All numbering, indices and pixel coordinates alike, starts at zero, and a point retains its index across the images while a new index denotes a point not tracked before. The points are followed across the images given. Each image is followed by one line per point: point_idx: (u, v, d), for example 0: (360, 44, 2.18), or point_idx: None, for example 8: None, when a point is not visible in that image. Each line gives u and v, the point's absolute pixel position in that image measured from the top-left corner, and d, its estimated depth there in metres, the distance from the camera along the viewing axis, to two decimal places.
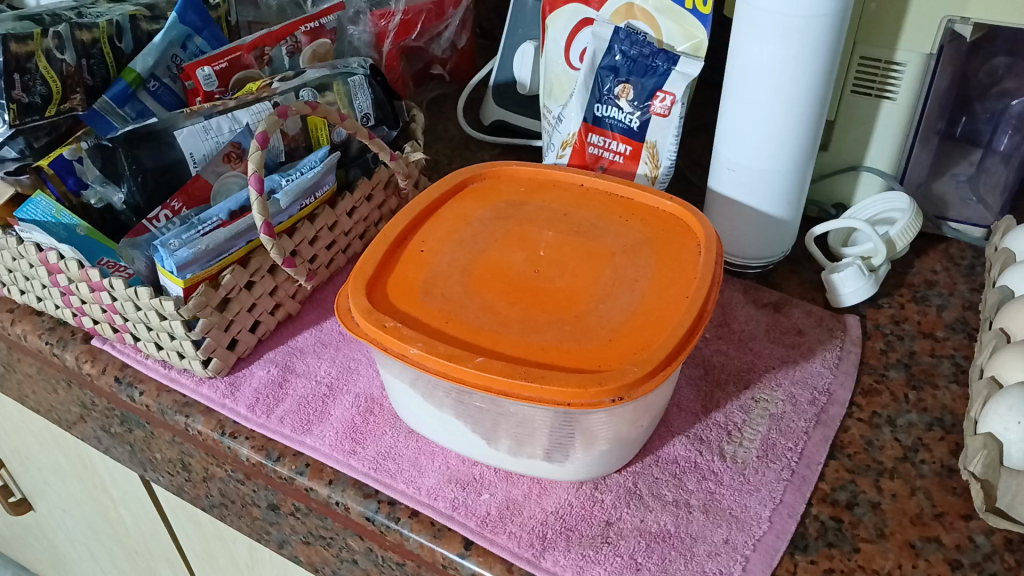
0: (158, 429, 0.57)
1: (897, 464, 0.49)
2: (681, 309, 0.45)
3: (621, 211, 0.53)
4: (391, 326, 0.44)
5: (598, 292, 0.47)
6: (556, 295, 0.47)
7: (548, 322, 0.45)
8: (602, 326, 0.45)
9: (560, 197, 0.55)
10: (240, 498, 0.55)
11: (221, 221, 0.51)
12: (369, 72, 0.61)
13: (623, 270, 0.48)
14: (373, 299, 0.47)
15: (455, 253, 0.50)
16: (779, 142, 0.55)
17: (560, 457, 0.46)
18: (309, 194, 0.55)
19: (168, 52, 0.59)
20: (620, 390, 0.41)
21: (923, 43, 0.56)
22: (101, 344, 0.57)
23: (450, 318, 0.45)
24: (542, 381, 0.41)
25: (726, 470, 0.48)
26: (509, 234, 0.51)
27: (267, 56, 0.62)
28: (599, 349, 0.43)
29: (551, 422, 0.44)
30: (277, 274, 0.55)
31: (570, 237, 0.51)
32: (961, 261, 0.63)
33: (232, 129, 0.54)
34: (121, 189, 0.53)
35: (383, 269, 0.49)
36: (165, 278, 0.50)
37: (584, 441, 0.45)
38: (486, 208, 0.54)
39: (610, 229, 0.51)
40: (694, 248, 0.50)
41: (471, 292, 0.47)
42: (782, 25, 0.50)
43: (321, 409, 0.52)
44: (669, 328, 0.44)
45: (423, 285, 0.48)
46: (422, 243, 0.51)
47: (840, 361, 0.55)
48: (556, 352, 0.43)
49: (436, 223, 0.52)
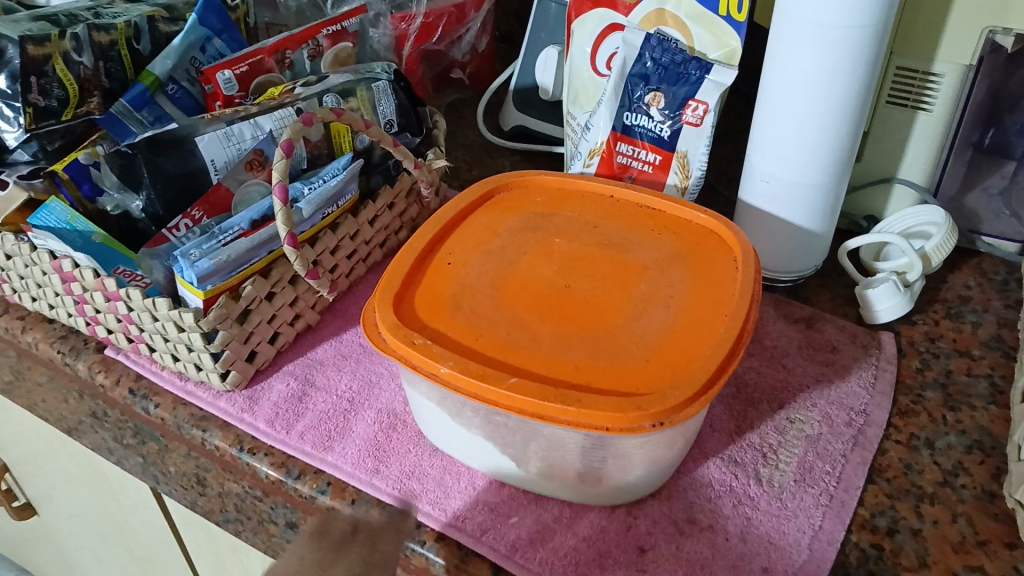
0: (173, 442, 0.55)
1: (936, 488, 0.48)
2: (721, 327, 0.44)
3: (653, 224, 0.51)
4: (420, 343, 0.43)
5: (632, 307, 0.45)
6: (590, 310, 0.45)
7: (582, 339, 0.43)
8: (638, 345, 0.43)
9: (589, 207, 0.53)
10: (257, 514, 0.54)
11: (243, 230, 0.49)
12: (393, 77, 0.59)
13: (657, 285, 0.47)
14: (400, 313, 0.45)
15: (483, 266, 0.48)
16: (815, 155, 0.53)
17: (590, 479, 0.45)
18: (332, 203, 0.54)
19: (186, 54, 0.57)
20: (662, 414, 0.39)
21: (962, 55, 0.55)
22: (115, 354, 0.56)
23: (480, 334, 0.44)
24: (579, 403, 0.39)
25: (762, 495, 0.47)
26: (538, 247, 0.50)
27: (288, 60, 0.60)
28: (636, 370, 0.42)
29: (583, 445, 0.43)
30: (298, 285, 0.54)
31: (601, 250, 0.49)
32: (995, 276, 0.62)
33: (254, 136, 0.53)
34: (140, 196, 0.51)
35: (409, 281, 0.48)
36: (184, 289, 0.48)
37: (615, 465, 0.44)
38: (513, 218, 0.52)
39: (641, 242, 0.50)
40: (731, 263, 0.48)
41: (501, 307, 0.46)
42: (822, 36, 0.48)
43: (341, 425, 0.51)
44: (708, 349, 0.42)
45: (451, 298, 0.46)
46: (449, 254, 0.49)
47: (876, 380, 0.53)
48: (592, 371, 0.42)
49: (463, 234, 0.51)
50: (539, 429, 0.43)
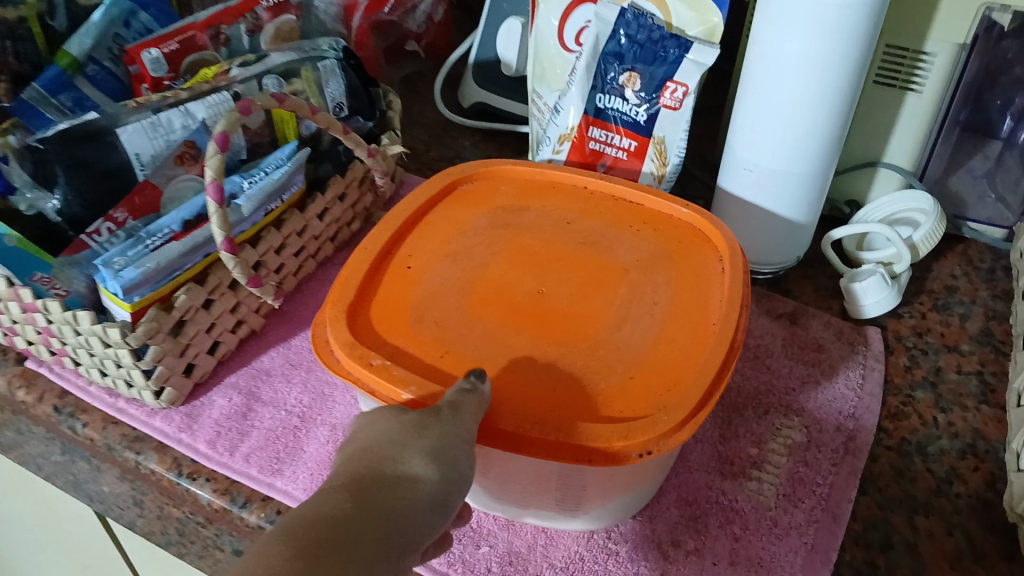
0: (105, 463, 0.50)
1: (931, 498, 0.45)
2: (710, 339, 0.40)
3: (632, 219, 0.47)
4: (379, 364, 0.38)
5: (612, 317, 0.41)
6: (566, 320, 0.41)
7: (559, 355, 0.39)
8: (620, 361, 0.39)
9: (561, 200, 0.49)
10: (201, 540, 0.49)
11: (173, 233, 0.44)
12: (341, 55, 0.54)
13: (639, 290, 0.43)
14: (356, 328, 0.41)
15: (447, 270, 0.44)
16: (802, 142, 0.50)
17: (569, 508, 0.41)
18: (275, 198, 0.48)
19: (108, 31, 0.52)
20: (650, 443, 0.36)
21: (957, 33, 0.52)
22: (37, 367, 0.51)
23: (445, 349, 0.40)
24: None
25: (750, 512, 0.44)
26: (507, 247, 0.45)
27: (223, 36, 0.54)
28: (619, 390, 0.38)
29: (560, 478, 0.38)
30: (239, 290, 0.49)
31: (577, 250, 0.45)
32: (981, 264, 0.60)
33: (185, 125, 0.47)
34: (55, 194, 0.45)
35: (365, 289, 0.43)
36: (109, 301, 0.43)
37: (597, 495, 0.40)
38: (479, 214, 0.48)
39: (620, 241, 0.46)
40: (717, 263, 0.44)
41: (468, 318, 0.41)
42: (814, 15, 0.44)
43: (291, 445, 0.46)
44: (696, 364, 0.39)
45: (412, 308, 0.42)
46: (409, 257, 0.45)
47: (864, 381, 0.51)
48: (570, 393, 0.38)
49: (424, 233, 0.46)
50: (510, 465, 0.38)
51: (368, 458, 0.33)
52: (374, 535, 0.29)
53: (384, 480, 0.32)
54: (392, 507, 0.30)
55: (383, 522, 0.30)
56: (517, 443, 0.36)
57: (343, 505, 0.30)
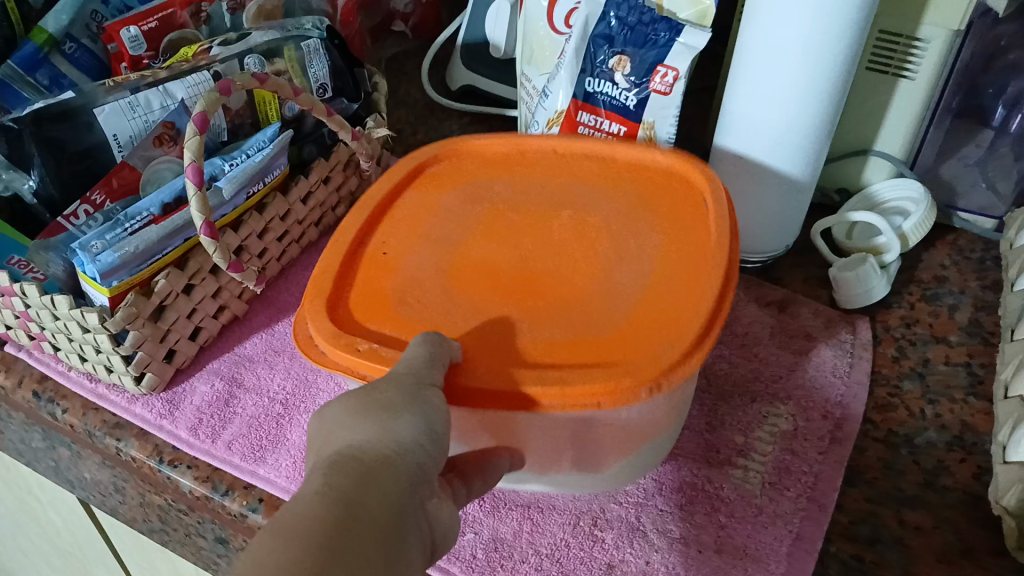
0: (86, 450, 0.49)
1: (919, 491, 0.45)
2: (706, 267, 0.40)
3: (608, 177, 0.47)
4: (367, 349, 0.37)
5: (602, 272, 0.41)
6: (553, 282, 0.40)
7: (549, 315, 0.39)
8: (614, 311, 0.38)
9: (531, 165, 0.48)
10: (183, 527, 0.49)
11: (152, 217, 0.43)
12: (325, 33, 0.53)
13: (625, 241, 0.42)
14: (338, 317, 0.40)
15: (423, 252, 0.43)
16: (794, 120, 0.49)
17: (589, 467, 0.41)
18: (257, 180, 0.47)
19: (86, 8, 0.50)
20: (658, 376, 0.35)
21: (952, 19, 0.50)
22: (16, 352, 0.50)
23: (434, 324, 0.39)
24: (561, 385, 0.35)
25: (736, 500, 0.44)
26: (484, 219, 0.44)
27: (203, 14, 0.53)
28: (618, 337, 0.37)
29: (574, 432, 0.38)
30: (221, 275, 0.48)
31: (557, 212, 0.45)
32: (971, 254, 0.59)
33: (163, 106, 0.46)
34: (31, 176, 0.44)
35: (342, 278, 0.42)
36: (87, 285, 0.42)
37: (615, 451, 0.40)
38: (448, 193, 0.47)
39: (598, 199, 0.45)
40: (701, 199, 0.44)
41: (453, 292, 0.40)
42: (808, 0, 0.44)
43: (274, 432, 0.46)
44: (696, 295, 0.38)
45: (394, 294, 0.41)
46: (383, 244, 0.44)
47: (852, 369, 0.50)
48: (566, 347, 0.37)
49: (395, 219, 0.45)
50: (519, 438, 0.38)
51: (328, 435, 0.29)
52: (387, 498, 0.26)
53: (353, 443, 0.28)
54: (374, 458, 0.27)
55: (374, 474, 0.26)
56: (518, 403, 0.35)
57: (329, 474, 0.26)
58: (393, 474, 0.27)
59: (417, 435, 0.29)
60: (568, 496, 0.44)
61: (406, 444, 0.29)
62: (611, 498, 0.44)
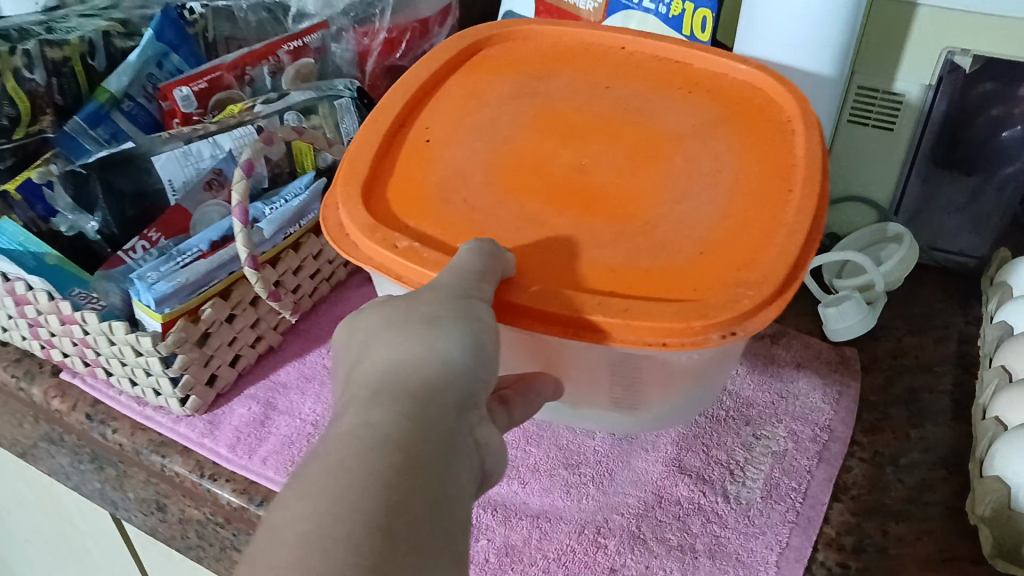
0: (131, 468, 0.54)
1: (902, 506, 0.48)
2: (787, 204, 0.42)
3: (681, 83, 0.50)
4: (404, 246, 0.41)
5: (670, 192, 0.44)
6: (612, 195, 0.44)
7: (616, 233, 0.42)
8: (685, 234, 0.41)
9: (599, 62, 0.52)
10: (219, 541, 0.52)
11: (201, 251, 0.48)
12: (356, 94, 0.58)
13: (694, 153, 0.46)
14: (373, 209, 0.43)
15: (474, 144, 0.47)
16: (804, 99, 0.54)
17: (628, 406, 0.46)
18: (294, 221, 0.52)
19: (143, 70, 0.56)
20: (736, 322, 0.37)
21: (923, 74, 0.56)
22: (71, 379, 0.54)
23: (476, 228, 0.42)
24: (628, 317, 0.37)
25: (730, 512, 0.47)
26: (541, 121, 0.48)
27: (247, 76, 0.59)
28: (690, 266, 0.40)
29: (618, 362, 0.42)
30: (259, 306, 0.53)
31: (624, 118, 0.48)
32: (956, 292, 0.63)
33: (213, 155, 0.52)
34: (95, 216, 0.50)
35: (380, 166, 0.46)
36: (142, 313, 0.47)
37: (657, 389, 0.44)
38: (505, 83, 0.51)
39: (672, 108, 0.49)
40: (788, 122, 0.47)
41: (500, 195, 0.44)
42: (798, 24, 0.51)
43: (305, 450, 0.50)
44: (777, 234, 0.41)
45: (437, 188, 0.45)
46: (425, 130, 0.48)
47: (841, 396, 0.54)
48: (629, 274, 0.40)
49: (447, 106, 0.50)
50: (560, 366, 0.43)
51: (368, 356, 0.34)
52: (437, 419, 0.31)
53: (401, 367, 0.32)
54: (420, 384, 0.32)
55: (423, 401, 0.31)
56: (574, 330, 0.38)
57: (383, 406, 0.31)
58: (440, 400, 0.31)
59: (462, 351, 0.33)
60: (574, 508, 0.48)
61: (451, 363, 0.33)
62: (614, 509, 0.48)
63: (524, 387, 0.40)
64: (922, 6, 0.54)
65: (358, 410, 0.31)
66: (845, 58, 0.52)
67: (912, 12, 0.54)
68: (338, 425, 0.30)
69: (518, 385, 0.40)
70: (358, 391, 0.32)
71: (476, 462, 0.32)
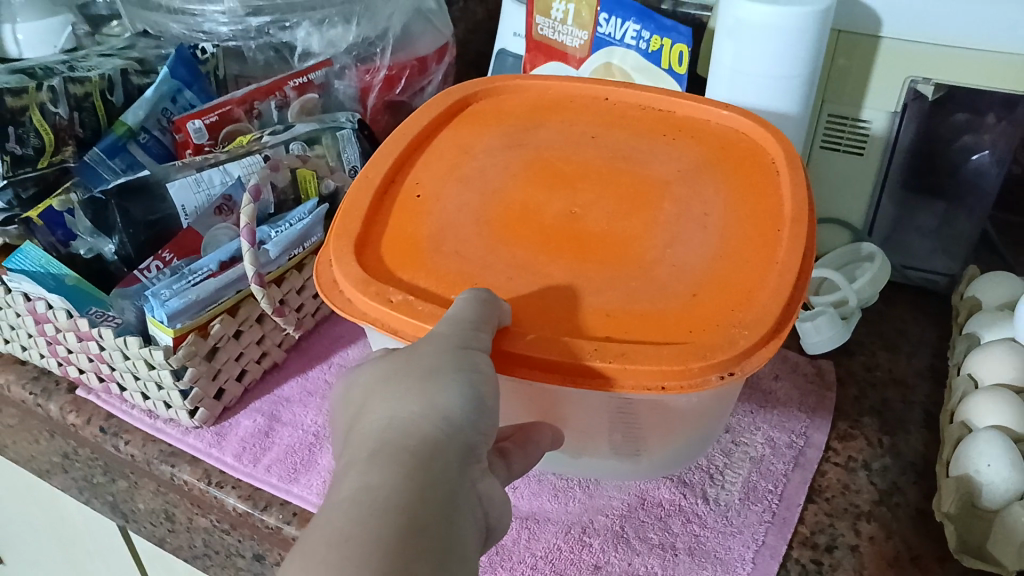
0: (142, 478, 0.57)
1: (873, 507, 0.50)
2: (778, 246, 0.43)
3: (665, 130, 0.52)
4: (399, 300, 0.41)
5: (661, 237, 0.45)
6: (605, 242, 0.45)
7: (610, 277, 0.42)
8: (678, 278, 0.42)
9: (585, 112, 0.54)
10: (225, 548, 0.56)
11: (211, 272, 0.51)
12: (357, 126, 0.62)
13: (683, 198, 0.47)
14: (367, 264, 0.44)
15: (463, 195, 0.48)
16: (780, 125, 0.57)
17: (628, 453, 0.46)
18: (297, 244, 0.56)
19: (158, 105, 0.60)
20: (735, 361, 0.38)
21: (888, 102, 0.59)
22: (85, 394, 0.58)
23: (472, 277, 0.43)
24: (625, 361, 0.38)
25: (709, 513, 0.50)
26: (530, 171, 0.49)
27: (255, 110, 0.63)
28: (685, 309, 0.41)
29: (618, 408, 0.42)
30: (265, 323, 0.56)
31: (614, 166, 0.49)
32: (928, 309, 0.66)
33: (223, 182, 0.56)
34: (112, 240, 0.54)
35: (372, 221, 0.47)
36: (155, 329, 0.50)
37: (657, 437, 0.45)
38: (491, 135, 0.53)
39: (659, 154, 0.50)
40: (772, 165, 0.49)
41: (492, 244, 0.45)
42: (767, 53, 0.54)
43: (307, 458, 0.53)
44: (771, 275, 0.42)
45: (429, 241, 0.45)
46: (416, 184, 0.49)
47: (817, 406, 0.56)
48: (626, 318, 0.40)
49: (435, 160, 0.51)
50: (558, 414, 0.44)
51: (366, 416, 0.36)
52: (439, 469, 0.33)
53: (401, 424, 0.34)
54: (421, 440, 0.33)
55: (425, 458, 0.33)
56: (573, 377, 0.39)
57: (387, 464, 0.32)
58: (442, 456, 0.33)
59: (462, 405, 0.35)
60: (562, 510, 0.50)
61: (451, 417, 0.35)
62: (599, 510, 0.50)
63: (523, 439, 0.41)
64: (885, 37, 0.57)
65: (363, 468, 0.32)
66: (811, 89, 0.56)
67: (877, 43, 0.57)
68: (343, 484, 0.32)
69: (515, 436, 0.41)
70: (360, 449, 0.34)
71: (480, 516, 0.34)
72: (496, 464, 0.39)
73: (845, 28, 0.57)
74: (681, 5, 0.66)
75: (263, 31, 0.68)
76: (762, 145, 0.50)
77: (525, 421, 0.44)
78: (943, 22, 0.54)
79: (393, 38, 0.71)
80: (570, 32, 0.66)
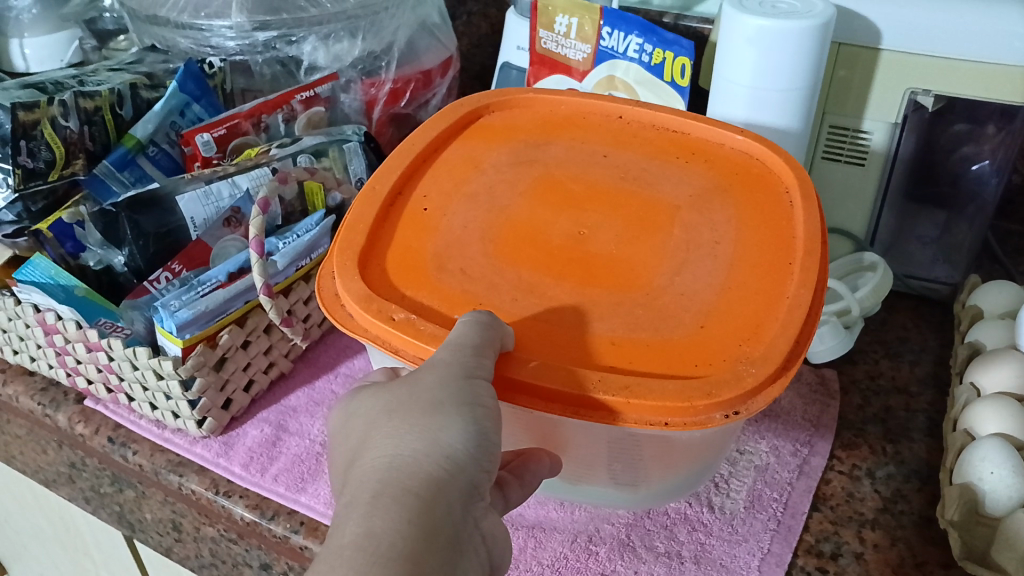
0: (149, 488, 0.57)
1: (878, 515, 0.50)
2: (788, 279, 0.44)
3: (677, 151, 0.52)
4: (400, 320, 0.42)
5: (671, 263, 0.45)
6: (612, 265, 0.45)
7: (618, 303, 0.43)
8: (687, 308, 0.43)
9: (595, 131, 0.54)
10: (231, 558, 0.56)
11: (220, 282, 0.52)
12: (364, 138, 0.63)
13: (693, 223, 0.48)
14: (369, 281, 0.45)
15: (469, 214, 0.48)
16: (783, 136, 0.58)
17: (627, 482, 0.46)
18: (305, 255, 0.56)
19: (166, 119, 0.61)
20: (741, 399, 0.38)
21: (888, 113, 0.60)
22: (94, 405, 0.58)
23: (475, 299, 0.43)
24: (631, 395, 0.38)
25: (714, 522, 0.50)
26: (538, 191, 0.50)
27: (263, 123, 0.64)
28: (692, 340, 0.41)
29: (618, 440, 0.42)
30: (272, 334, 0.56)
31: (623, 188, 0.50)
32: (930, 318, 0.66)
33: (232, 194, 0.57)
34: (122, 251, 0.54)
35: (375, 237, 0.47)
36: (164, 338, 0.50)
37: (656, 467, 0.45)
38: (500, 151, 0.53)
39: (669, 177, 0.51)
40: (784, 195, 0.49)
41: (498, 265, 0.45)
42: (772, 61, 0.54)
43: (314, 468, 0.53)
44: (779, 311, 0.42)
45: (434, 260, 0.46)
46: (423, 200, 0.50)
47: (821, 414, 0.57)
48: (633, 347, 0.41)
49: (444, 175, 0.51)
50: (558, 442, 0.44)
51: (369, 454, 0.36)
52: (439, 513, 0.33)
53: (403, 464, 0.35)
54: (424, 481, 0.34)
55: (429, 501, 0.33)
56: (575, 407, 0.39)
57: (391, 507, 0.33)
58: (444, 499, 0.34)
59: (464, 443, 0.36)
60: (567, 518, 0.51)
61: (454, 456, 0.35)
62: (604, 519, 0.51)
63: (522, 469, 0.42)
64: (885, 49, 0.57)
65: (366, 511, 0.33)
66: (810, 103, 0.57)
67: (877, 55, 0.58)
68: (344, 528, 0.32)
69: (514, 465, 0.42)
70: (360, 490, 0.34)
71: (481, 555, 0.35)
72: (492, 497, 0.40)
73: (846, 40, 0.58)
74: (682, 18, 0.67)
75: (270, 45, 0.68)
76: (773, 173, 0.51)
77: (525, 448, 0.45)
78: (942, 33, 0.55)
79: (398, 52, 0.72)
80: (574, 45, 0.66)
